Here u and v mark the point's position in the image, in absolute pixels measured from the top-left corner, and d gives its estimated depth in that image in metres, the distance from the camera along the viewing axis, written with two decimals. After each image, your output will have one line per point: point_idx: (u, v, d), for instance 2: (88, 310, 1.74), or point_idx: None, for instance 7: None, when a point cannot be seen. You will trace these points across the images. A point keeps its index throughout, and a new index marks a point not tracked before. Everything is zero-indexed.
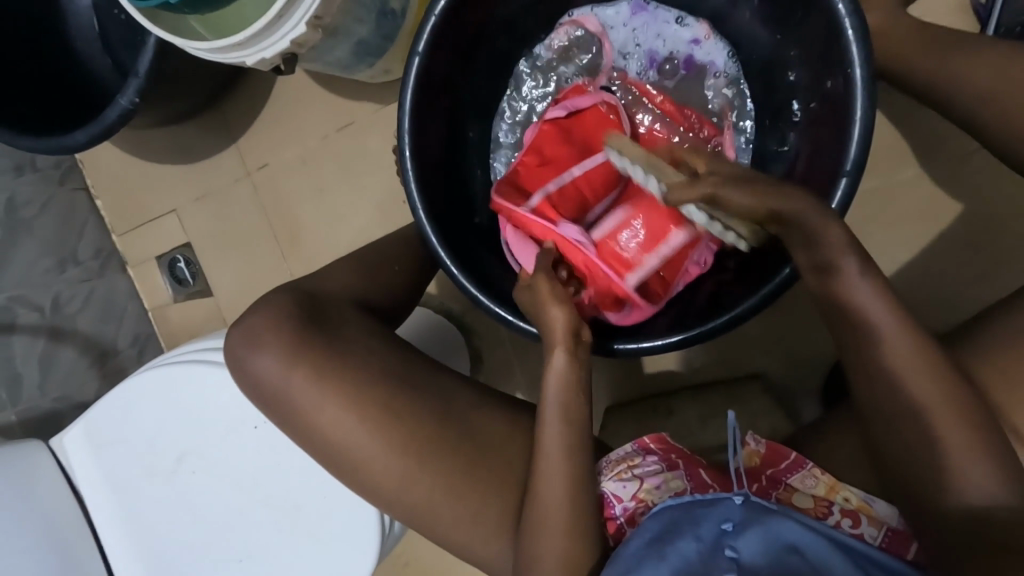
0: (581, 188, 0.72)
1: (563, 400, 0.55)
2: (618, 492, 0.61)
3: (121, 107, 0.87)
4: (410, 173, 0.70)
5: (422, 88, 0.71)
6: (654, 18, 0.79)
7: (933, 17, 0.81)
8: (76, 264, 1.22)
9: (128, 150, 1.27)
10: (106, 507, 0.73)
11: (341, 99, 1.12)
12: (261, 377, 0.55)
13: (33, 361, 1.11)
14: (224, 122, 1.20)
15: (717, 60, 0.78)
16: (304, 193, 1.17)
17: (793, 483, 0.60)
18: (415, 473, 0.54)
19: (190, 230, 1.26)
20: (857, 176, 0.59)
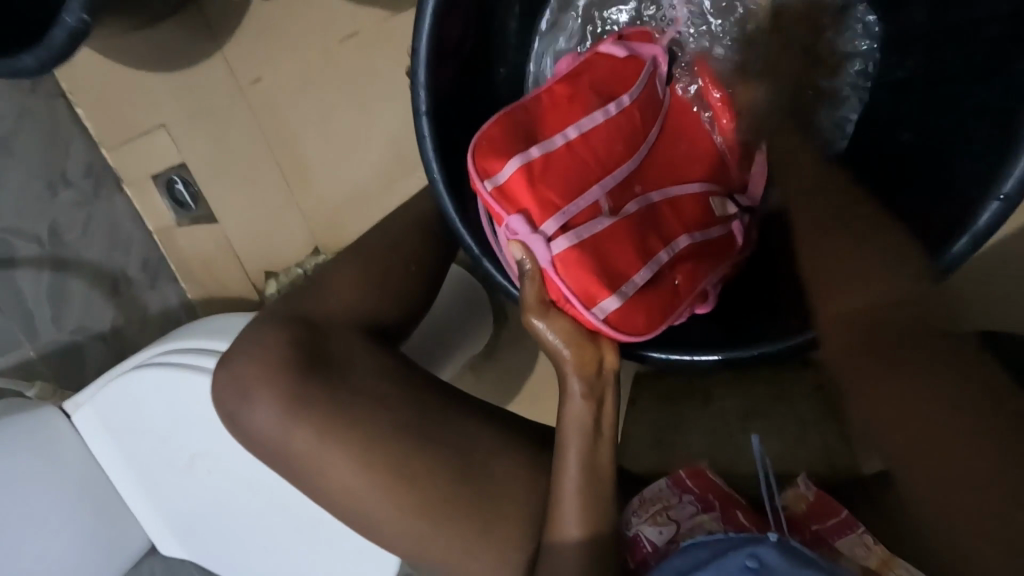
0: (581, 154, 0.52)
1: (583, 440, 0.50)
2: (652, 537, 0.56)
3: (71, 26, 0.70)
4: (428, 140, 0.56)
5: (443, 23, 0.55)
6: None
7: None
8: (67, 185, 1.11)
9: (102, 50, 1.09)
10: (130, 481, 0.73)
11: (344, 1, 0.91)
12: (258, 430, 0.48)
13: (42, 295, 1.07)
14: (208, 22, 1.00)
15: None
16: (306, 117, 1.01)
17: (841, 546, 0.53)
18: (433, 538, 0.49)
19: (185, 150, 1.12)
20: (1017, 200, 0.45)
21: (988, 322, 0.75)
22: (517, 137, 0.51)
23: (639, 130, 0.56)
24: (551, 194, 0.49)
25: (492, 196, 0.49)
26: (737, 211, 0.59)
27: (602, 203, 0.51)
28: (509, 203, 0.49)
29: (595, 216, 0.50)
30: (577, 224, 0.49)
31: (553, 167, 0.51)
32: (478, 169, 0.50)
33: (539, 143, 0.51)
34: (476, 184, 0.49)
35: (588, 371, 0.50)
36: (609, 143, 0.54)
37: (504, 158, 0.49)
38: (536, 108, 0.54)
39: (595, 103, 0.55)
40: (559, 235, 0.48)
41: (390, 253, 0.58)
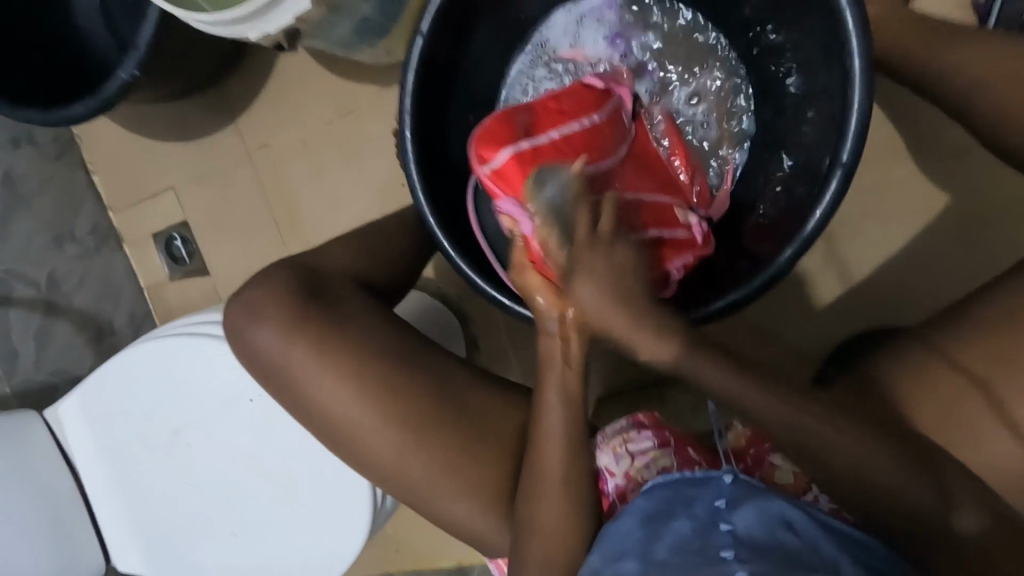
0: (561, 151, 0.65)
1: (561, 375, 0.55)
2: (611, 467, 0.61)
3: (122, 79, 0.86)
4: (411, 153, 0.71)
5: (425, 69, 0.72)
6: (605, 4, 0.82)
7: (933, 13, 0.82)
8: (72, 239, 1.21)
9: (127, 127, 1.26)
10: (104, 475, 0.75)
11: (342, 80, 1.11)
12: (260, 350, 0.56)
13: (29, 334, 1.10)
14: (222, 102, 1.19)
15: (700, 40, 0.80)
16: (303, 175, 1.17)
17: (775, 460, 0.61)
18: (412, 448, 0.55)
19: (188, 209, 1.25)
20: (853, 167, 0.60)
21: (892, 313, 0.87)
22: (514, 136, 0.64)
23: (608, 144, 0.69)
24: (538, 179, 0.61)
25: (489, 178, 0.62)
26: (698, 220, 0.71)
27: None
28: (503, 183, 0.61)
29: None
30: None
31: (538, 156, 0.63)
32: (478, 158, 0.63)
33: (528, 139, 0.64)
34: (476, 169, 0.63)
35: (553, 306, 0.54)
36: (582, 149, 0.66)
37: (498, 149, 0.62)
38: (533, 118, 0.68)
39: (573, 118, 0.68)
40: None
41: (379, 235, 0.70)
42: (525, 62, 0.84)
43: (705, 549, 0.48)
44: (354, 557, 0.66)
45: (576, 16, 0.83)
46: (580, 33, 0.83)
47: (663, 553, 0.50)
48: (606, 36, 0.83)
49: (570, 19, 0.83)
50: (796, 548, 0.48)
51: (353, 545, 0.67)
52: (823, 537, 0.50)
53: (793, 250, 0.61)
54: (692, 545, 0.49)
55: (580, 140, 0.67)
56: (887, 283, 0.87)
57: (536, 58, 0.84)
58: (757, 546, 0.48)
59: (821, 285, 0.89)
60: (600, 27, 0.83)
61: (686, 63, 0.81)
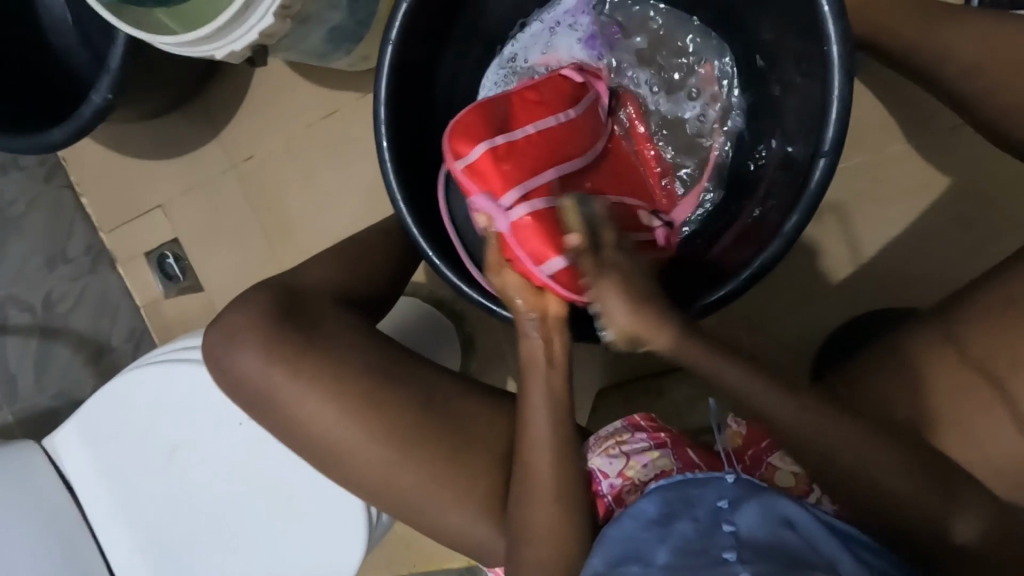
0: (538, 145, 0.62)
1: (542, 380, 0.56)
2: (604, 469, 0.60)
3: (97, 103, 0.85)
4: (389, 164, 0.70)
5: (398, 77, 0.71)
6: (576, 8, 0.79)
7: None
8: (65, 262, 1.21)
9: (112, 146, 1.26)
10: (105, 500, 0.75)
11: (323, 88, 1.10)
12: (243, 372, 0.56)
13: (28, 360, 1.11)
14: (206, 116, 1.18)
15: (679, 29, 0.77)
16: (291, 186, 1.16)
17: (774, 461, 0.60)
18: (399, 465, 0.55)
19: (179, 226, 1.25)
20: (836, 155, 0.59)
21: (889, 296, 0.86)
22: (490, 130, 0.61)
23: (585, 141, 0.67)
24: (514, 173, 0.58)
25: (464, 173, 0.59)
26: (660, 223, 0.70)
27: (555, 184, 0.61)
28: (476, 179, 0.58)
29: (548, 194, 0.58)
30: (534, 198, 0.57)
31: (514, 151, 0.60)
32: (451, 151, 0.59)
33: (504, 133, 0.61)
34: (449, 163, 0.59)
35: (535, 311, 0.57)
36: (560, 144, 0.64)
37: (473, 143, 0.59)
38: (511, 109, 0.64)
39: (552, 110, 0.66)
40: (518, 205, 0.56)
41: (362, 248, 0.69)
42: (497, 72, 0.80)
43: (707, 551, 0.46)
44: (354, 570, 0.67)
45: (549, 23, 0.79)
46: (552, 38, 0.79)
47: (665, 556, 0.48)
48: (580, 37, 0.78)
49: (542, 25, 0.79)
50: (797, 547, 0.47)
51: (352, 560, 0.67)
52: (824, 538, 0.49)
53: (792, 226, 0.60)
54: (695, 546, 0.47)
55: (558, 134, 0.65)
56: (883, 265, 0.86)
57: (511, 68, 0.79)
58: (760, 546, 0.46)
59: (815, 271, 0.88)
60: (573, 31, 0.79)
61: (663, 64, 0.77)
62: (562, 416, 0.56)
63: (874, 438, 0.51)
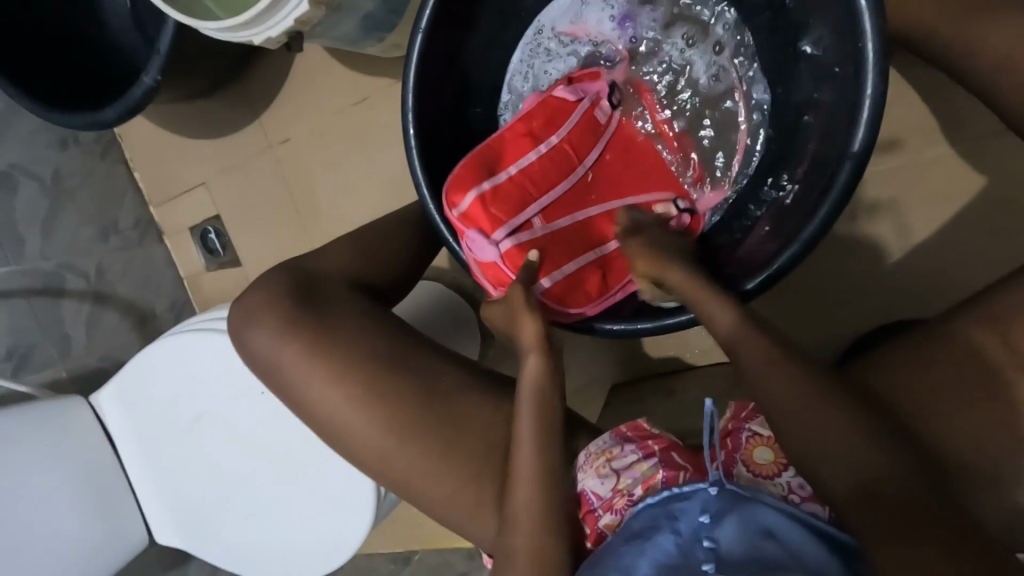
0: (519, 187, 0.70)
1: (532, 384, 0.60)
2: (597, 489, 0.62)
3: (146, 84, 0.90)
4: (414, 150, 0.71)
5: (426, 65, 0.72)
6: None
7: None
8: (117, 233, 1.29)
9: (161, 125, 1.33)
10: (138, 457, 0.81)
11: (355, 74, 1.13)
12: (258, 347, 0.60)
13: (81, 323, 1.19)
14: (246, 98, 1.23)
15: (711, 19, 0.77)
16: (322, 169, 1.19)
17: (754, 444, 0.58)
18: (402, 447, 0.58)
19: (219, 203, 1.31)
20: (864, 158, 0.57)
21: (919, 305, 0.83)
22: (478, 175, 0.69)
23: (570, 161, 0.74)
24: (498, 217, 0.68)
25: (457, 220, 0.67)
26: (677, 212, 0.73)
27: (535, 221, 0.70)
28: (469, 223, 0.67)
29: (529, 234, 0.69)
30: (517, 235, 0.68)
31: (498, 194, 0.68)
32: (447, 201, 0.68)
33: (490, 179, 0.69)
34: (445, 212, 0.68)
35: (539, 341, 0.62)
36: (545, 173, 0.72)
37: (464, 192, 0.67)
38: (499, 147, 0.72)
39: (536, 144, 0.73)
40: (505, 241, 0.67)
41: (380, 235, 0.72)
42: (528, 48, 0.83)
43: (684, 571, 0.48)
44: (360, 541, 0.70)
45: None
46: (585, 11, 0.81)
47: (645, 571, 0.49)
48: (613, 15, 0.81)
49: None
50: (778, 562, 0.47)
51: (358, 530, 0.70)
52: (809, 548, 0.49)
53: (814, 229, 0.60)
54: (672, 561, 0.49)
55: (544, 163, 0.72)
56: (913, 274, 0.83)
57: (545, 34, 0.82)
58: (738, 565, 0.47)
59: (839, 278, 0.86)
60: (608, 7, 0.81)
61: (694, 47, 0.78)
62: (557, 410, 0.59)
63: (884, 443, 0.49)
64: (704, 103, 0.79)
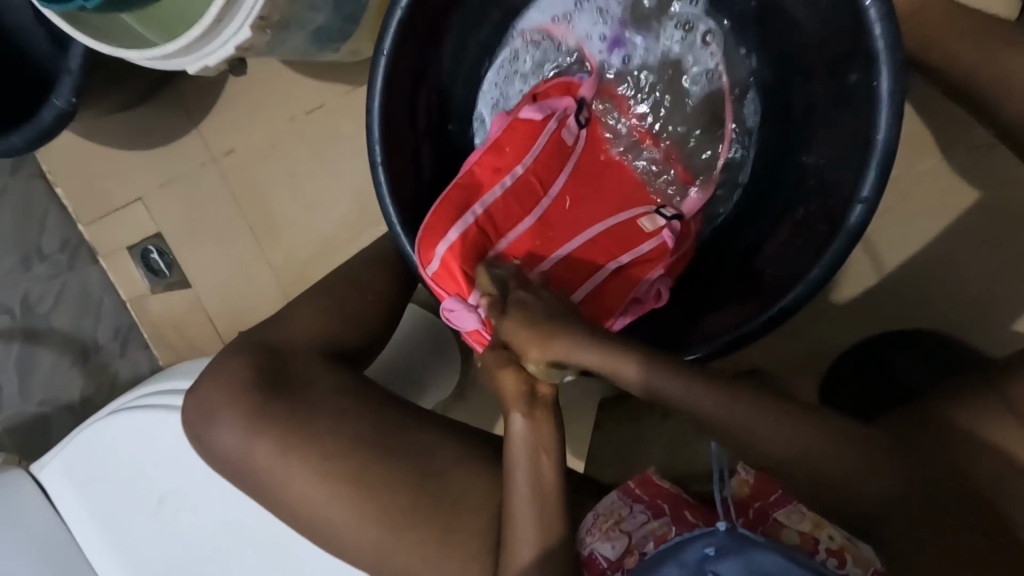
0: (492, 231, 0.64)
1: (523, 454, 0.55)
2: (607, 553, 0.58)
3: (58, 108, 0.77)
4: (383, 186, 0.64)
5: (393, 91, 0.64)
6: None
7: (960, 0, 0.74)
8: (42, 260, 1.12)
9: (82, 135, 1.16)
10: (96, 537, 0.74)
11: (309, 80, 1.02)
12: (224, 445, 0.57)
13: (11, 367, 1.04)
14: (185, 103, 1.09)
15: (699, 37, 0.74)
16: (276, 184, 1.08)
17: (779, 517, 0.57)
18: (397, 536, 0.55)
19: (161, 220, 1.16)
20: (875, 202, 0.54)
21: (917, 319, 0.81)
22: (445, 224, 0.63)
23: (540, 192, 0.67)
24: (474, 268, 0.61)
25: (432, 278, 0.62)
26: (666, 221, 0.68)
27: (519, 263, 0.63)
28: (444, 281, 0.61)
29: (512, 277, 0.62)
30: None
31: (469, 243, 0.62)
32: (420, 258, 0.62)
33: (456, 226, 0.63)
34: (420, 270, 0.62)
35: (523, 398, 0.55)
36: (512, 207, 0.66)
37: (435, 246, 0.62)
38: (465, 186, 0.66)
39: (502, 178, 0.66)
40: (486, 303, 0.59)
41: (350, 287, 0.66)
42: (507, 56, 0.76)
43: None
44: None
45: None
46: (574, 15, 0.75)
47: None
48: (604, 34, 0.76)
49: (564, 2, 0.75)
50: None
51: None
52: None
53: (817, 273, 0.56)
54: None
55: (514, 199, 0.66)
56: (910, 287, 0.81)
57: (529, 32, 0.76)
58: None
59: (839, 295, 0.83)
60: (599, 22, 0.76)
61: (676, 64, 0.75)
62: (562, 485, 0.55)
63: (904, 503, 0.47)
64: (691, 122, 0.75)
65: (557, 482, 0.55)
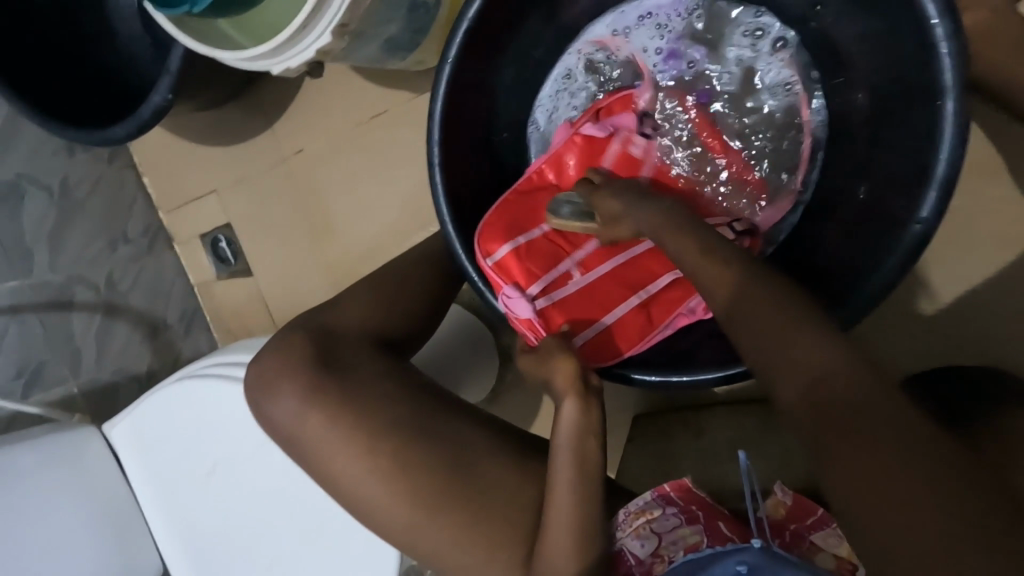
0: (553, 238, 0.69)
1: (572, 440, 0.55)
2: (636, 552, 0.59)
3: (156, 103, 0.86)
4: (439, 183, 0.67)
5: (454, 94, 0.68)
6: (673, 9, 0.76)
7: None
8: (126, 241, 1.22)
9: (170, 131, 1.27)
10: (155, 494, 0.80)
11: (376, 87, 1.08)
12: (278, 413, 0.62)
13: (91, 336, 1.14)
14: (263, 105, 1.18)
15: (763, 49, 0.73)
16: (339, 182, 1.14)
17: (817, 540, 0.57)
18: (428, 516, 0.57)
19: (232, 211, 1.24)
20: (934, 224, 0.53)
21: (980, 355, 0.77)
22: (511, 227, 0.69)
23: None
24: (535, 269, 0.67)
25: (492, 270, 0.66)
26: (735, 236, 0.69)
27: (573, 271, 0.69)
28: (504, 275, 0.66)
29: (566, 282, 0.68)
30: (551, 288, 0.67)
31: (531, 247, 0.68)
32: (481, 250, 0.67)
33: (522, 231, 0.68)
34: (479, 261, 0.66)
35: (577, 388, 0.57)
36: None
37: (500, 243, 0.67)
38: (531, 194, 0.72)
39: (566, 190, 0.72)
40: (540, 297, 0.66)
41: (401, 278, 0.70)
42: (563, 65, 0.78)
43: None
44: None
45: (639, 12, 0.76)
46: (633, 30, 0.77)
47: None
48: (660, 47, 0.77)
49: (625, 16, 0.76)
50: None
51: None
52: None
53: (871, 291, 0.55)
54: None
55: None
56: (975, 321, 0.77)
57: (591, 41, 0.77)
58: None
59: (890, 322, 0.80)
60: (657, 36, 0.77)
61: (739, 76, 0.75)
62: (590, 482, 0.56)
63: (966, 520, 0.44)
64: (767, 137, 0.74)
65: (595, 476, 0.55)
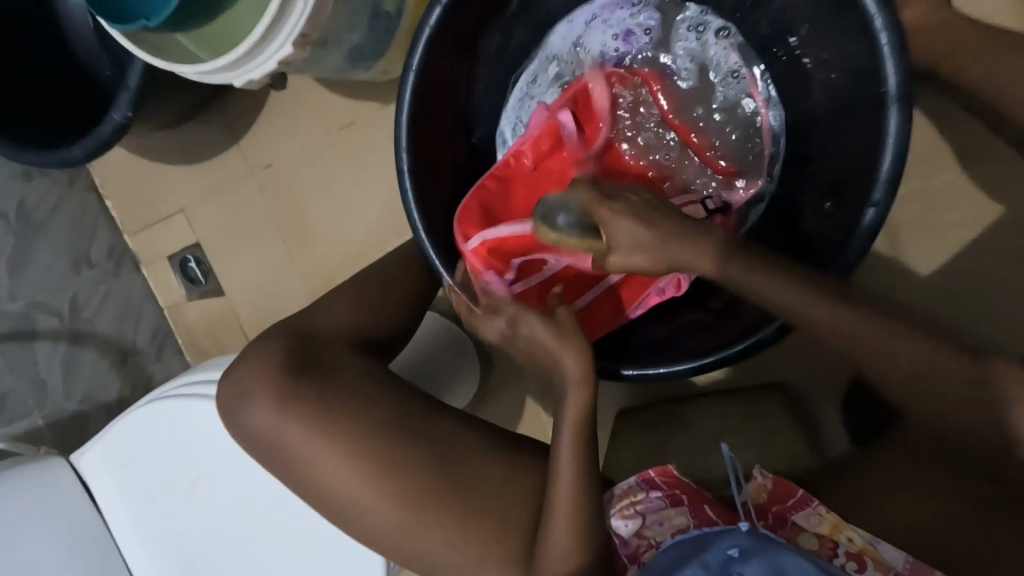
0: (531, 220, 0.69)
1: (575, 438, 0.55)
2: (621, 532, 0.60)
3: (116, 121, 0.84)
4: (410, 194, 0.67)
5: (419, 100, 0.68)
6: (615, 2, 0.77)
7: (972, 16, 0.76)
8: (90, 266, 1.19)
9: (132, 152, 1.24)
10: (130, 521, 0.77)
11: (343, 98, 1.08)
12: (259, 426, 0.60)
13: (56, 365, 1.11)
14: (229, 121, 1.17)
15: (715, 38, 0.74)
16: (311, 195, 1.13)
17: (799, 521, 0.58)
18: (416, 520, 0.56)
19: (201, 229, 1.22)
20: (887, 204, 0.56)
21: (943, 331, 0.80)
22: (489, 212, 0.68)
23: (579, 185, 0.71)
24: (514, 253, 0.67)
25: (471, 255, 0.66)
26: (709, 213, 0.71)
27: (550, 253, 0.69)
28: (484, 260, 0.66)
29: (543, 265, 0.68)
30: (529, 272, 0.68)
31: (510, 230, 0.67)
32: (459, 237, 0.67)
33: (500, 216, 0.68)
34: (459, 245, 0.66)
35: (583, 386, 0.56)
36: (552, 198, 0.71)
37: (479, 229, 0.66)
38: (508, 175, 0.71)
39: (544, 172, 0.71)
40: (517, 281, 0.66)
41: (377, 284, 0.70)
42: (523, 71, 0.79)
43: None
44: None
45: (584, 17, 0.77)
46: (585, 32, 0.77)
47: None
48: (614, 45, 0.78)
49: (573, 26, 0.77)
50: None
51: None
52: None
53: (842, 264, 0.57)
54: None
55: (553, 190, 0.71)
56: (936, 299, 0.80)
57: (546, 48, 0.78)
58: None
59: None
60: (608, 28, 0.77)
61: (695, 67, 0.75)
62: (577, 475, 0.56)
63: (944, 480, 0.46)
64: (730, 121, 0.74)
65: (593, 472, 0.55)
